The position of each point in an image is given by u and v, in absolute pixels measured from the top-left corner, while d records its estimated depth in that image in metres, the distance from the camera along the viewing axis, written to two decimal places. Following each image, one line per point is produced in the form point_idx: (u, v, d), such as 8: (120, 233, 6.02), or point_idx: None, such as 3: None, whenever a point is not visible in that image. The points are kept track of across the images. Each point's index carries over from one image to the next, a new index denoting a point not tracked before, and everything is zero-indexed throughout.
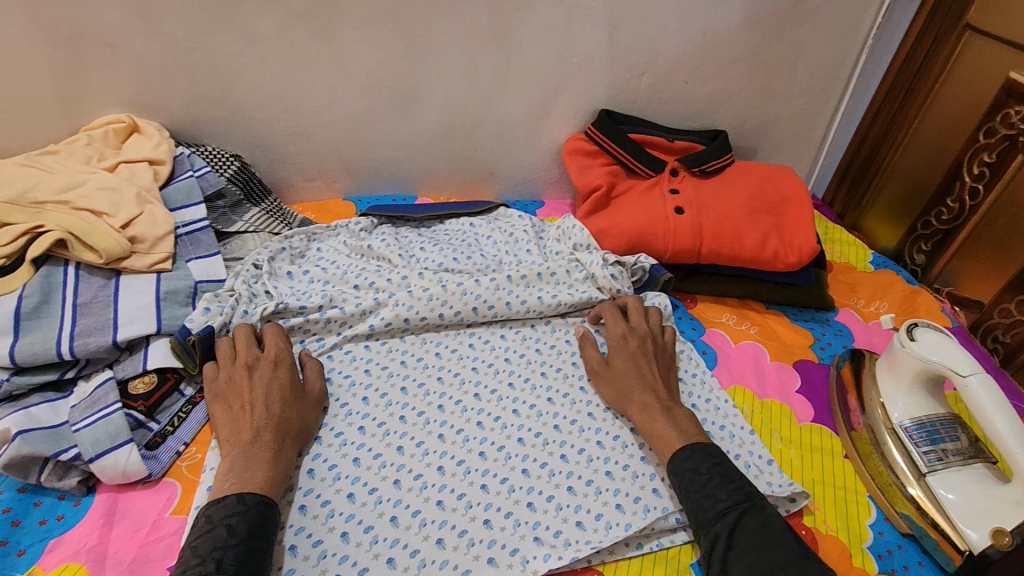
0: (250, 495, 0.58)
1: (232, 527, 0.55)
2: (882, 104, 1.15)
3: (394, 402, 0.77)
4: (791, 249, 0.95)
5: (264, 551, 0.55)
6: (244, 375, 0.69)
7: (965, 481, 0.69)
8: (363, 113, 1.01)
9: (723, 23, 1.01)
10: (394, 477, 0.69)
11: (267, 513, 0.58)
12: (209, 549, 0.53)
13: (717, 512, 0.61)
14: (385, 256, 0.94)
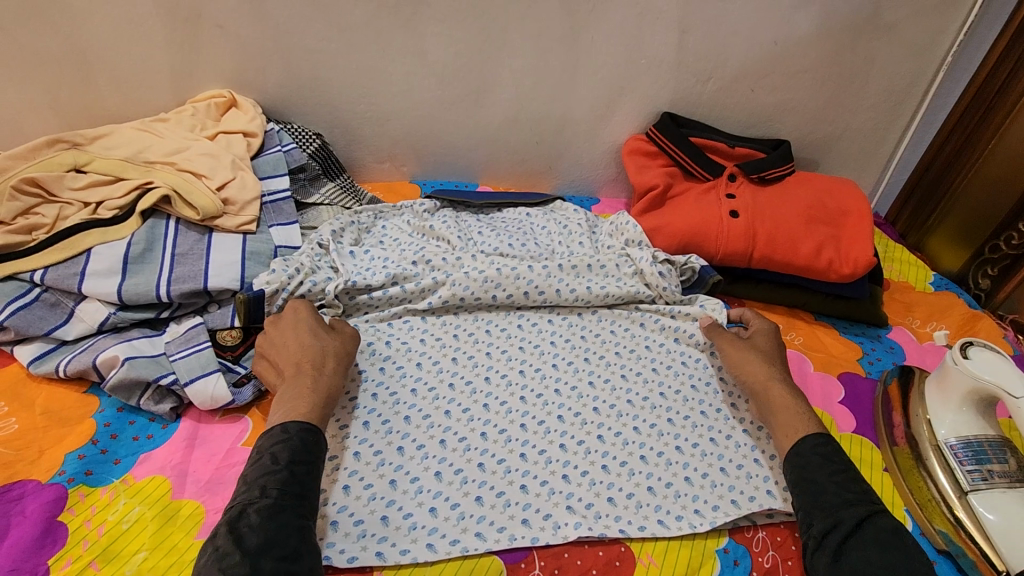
0: (292, 424, 0.62)
1: (274, 457, 0.59)
2: (957, 123, 1.11)
3: (445, 370, 0.82)
4: (846, 260, 0.95)
5: (308, 476, 0.59)
6: (271, 328, 0.76)
7: (1010, 503, 0.68)
8: (436, 102, 1.08)
9: (795, 33, 1.02)
10: (441, 437, 0.74)
11: (309, 439, 0.62)
12: (256, 476, 0.58)
13: (844, 501, 0.62)
14: (444, 237, 0.99)
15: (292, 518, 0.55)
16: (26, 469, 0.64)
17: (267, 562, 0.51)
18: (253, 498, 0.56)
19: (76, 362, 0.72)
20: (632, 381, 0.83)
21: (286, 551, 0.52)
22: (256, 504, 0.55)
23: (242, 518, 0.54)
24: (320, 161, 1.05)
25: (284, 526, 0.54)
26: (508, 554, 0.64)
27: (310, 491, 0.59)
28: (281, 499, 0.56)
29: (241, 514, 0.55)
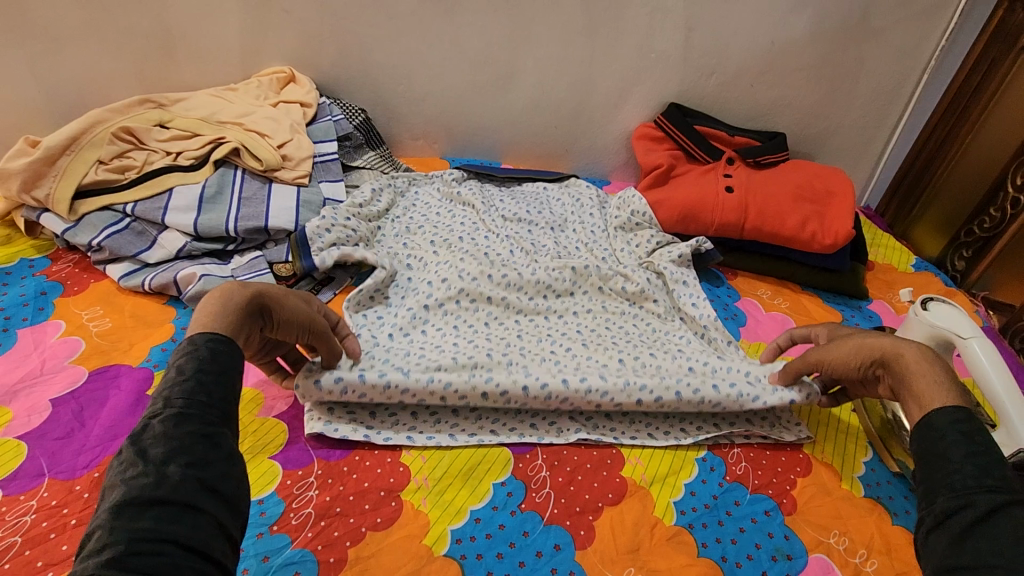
0: (200, 335, 0.51)
1: (179, 366, 0.48)
2: (938, 122, 1.21)
3: None
4: (829, 232, 1.05)
5: (221, 385, 0.49)
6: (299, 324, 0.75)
7: None
8: (468, 86, 1.21)
9: (791, 34, 1.15)
10: None
11: (220, 348, 0.51)
12: (159, 390, 0.47)
13: (978, 485, 0.47)
14: (469, 203, 1.13)
15: (200, 428, 0.45)
16: (119, 355, 0.77)
17: (174, 468, 0.42)
18: (155, 412, 0.45)
19: (159, 278, 0.85)
20: (642, 330, 0.93)
21: (192, 459, 0.43)
22: (157, 417, 0.45)
23: (142, 431, 0.44)
24: (363, 132, 1.18)
25: (191, 434, 0.44)
26: (516, 447, 0.75)
27: (224, 399, 0.48)
28: (183, 408, 0.45)
29: (142, 428, 0.44)
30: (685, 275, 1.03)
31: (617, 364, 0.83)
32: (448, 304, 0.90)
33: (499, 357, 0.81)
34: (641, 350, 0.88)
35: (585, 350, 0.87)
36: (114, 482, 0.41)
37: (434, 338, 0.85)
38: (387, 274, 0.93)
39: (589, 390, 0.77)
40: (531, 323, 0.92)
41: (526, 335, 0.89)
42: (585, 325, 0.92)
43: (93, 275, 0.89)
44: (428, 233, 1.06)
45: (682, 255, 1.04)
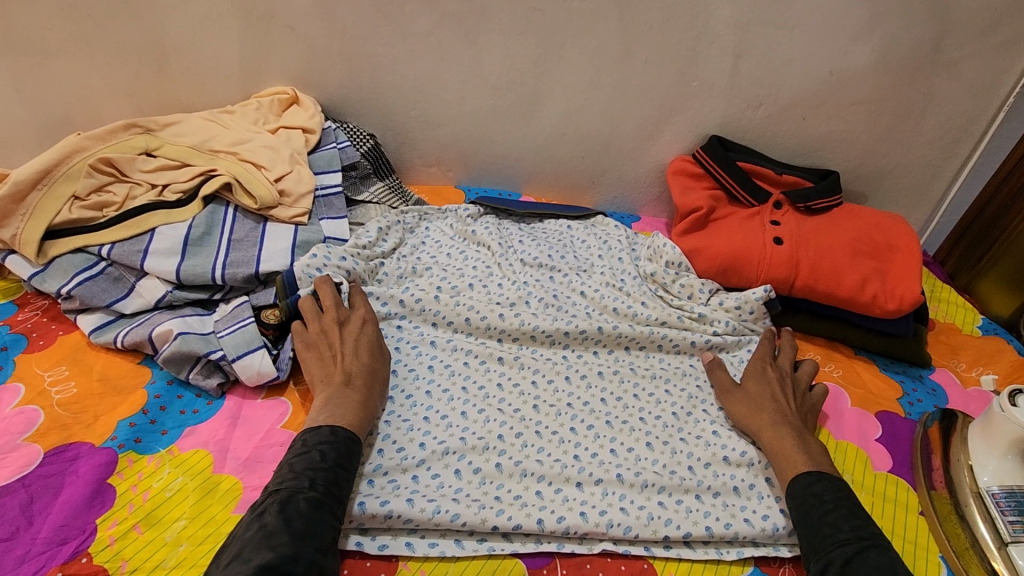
0: (339, 428, 0.66)
1: (323, 453, 0.62)
2: (1016, 166, 1.07)
3: (491, 368, 0.85)
4: (891, 296, 0.92)
5: (347, 478, 0.63)
6: (337, 328, 0.77)
7: None
8: (487, 111, 1.10)
9: (851, 65, 1.02)
10: (463, 411, 0.78)
11: (352, 448, 0.65)
12: (303, 468, 0.61)
13: (835, 541, 0.62)
14: (485, 243, 1.03)
15: (329, 515, 0.59)
16: (81, 431, 0.68)
17: (307, 549, 0.55)
18: (301, 486, 0.59)
19: (132, 335, 0.76)
20: (675, 397, 0.84)
21: (319, 546, 0.56)
22: (303, 491, 0.59)
23: (289, 504, 0.57)
24: (371, 160, 1.08)
25: (324, 520, 0.58)
26: (531, 559, 0.66)
27: (346, 492, 0.62)
28: (324, 496, 0.59)
29: (290, 500, 0.57)
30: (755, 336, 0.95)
31: (642, 450, 0.77)
32: (457, 367, 0.84)
33: (512, 442, 0.76)
34: (670, 431, 0.80)
35: (607, 428, 0.80)
36: (263, 548, 0.53)
37: (442, 409, 0.78)
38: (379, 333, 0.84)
39: (607, 493, 0.72)
40: (551, 388, 0.84)
41: (544, 406, 0.81)
42: (609, 391, 0.84)
43: (63, 326, 0.80)
44: (434, 278, 0.95)
45: (749, 309, 0.94)
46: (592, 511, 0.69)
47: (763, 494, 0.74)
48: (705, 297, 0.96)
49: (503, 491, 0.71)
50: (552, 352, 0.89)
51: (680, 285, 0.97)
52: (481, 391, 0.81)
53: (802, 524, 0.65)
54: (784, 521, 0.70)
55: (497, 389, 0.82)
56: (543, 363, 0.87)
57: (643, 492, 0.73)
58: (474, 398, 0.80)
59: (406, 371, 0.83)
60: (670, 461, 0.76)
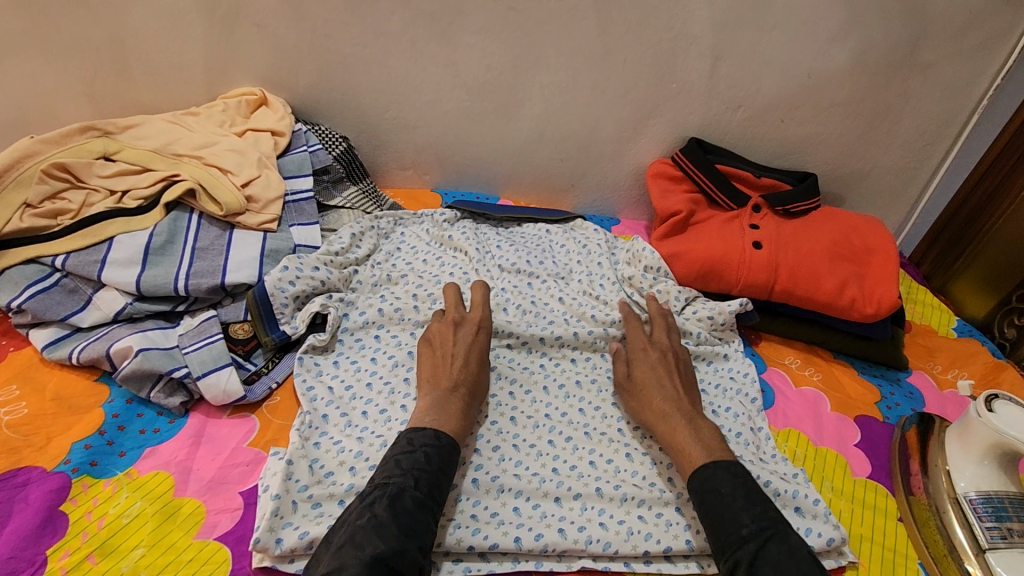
0: (443, 433, 0.66)
1: (428, 455, 0.63)
2: (988, 169, 1.09)
3: None
4: (869, 300, 0.92)
5: (447, 482, 0.63)
6: (452, 329, 0.79)
7: None
8: (464, 112, 1.08)
9: (829, 67, 1.01)
10: None
11: (454, 454, 0.66)
12: (410, 467, 0.62)
13: (739, 536, 0.60)
14: (462, 248, 1.01)
15: (429, 517, 0.59)
16: (32, 454, 0.64)
17: (409, 553, 0.55)
18: (407, 484, 0.60)
19: (89, 350, 0.72)
20: None
21: (418, 549, 0.56)
22: (409, 489, 0.60)
23: (396, 499, 0.58)
24: (344, 164, 1.04)
25: (424, 523, 0.58)
26: None
27: (444, 494, 0.63)
28: (427, 499, 0.60)
29: (398, 497, 0.58)
30: (726, 347, 0.95)
31: (620, 461, 0.76)
32: None
33: (489, 456, 0.73)
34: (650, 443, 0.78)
35: (585, 440, 0.78)
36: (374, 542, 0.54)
37: None
38: (326, 341, 0.81)
39: (586, 508, 0.71)
40: (528, 399, 0.82)
41: (521, 418, 0.79)
42: (588, 400, 0.83)
43: (14, 341, 0.76)
44: (410, 286, 0.93)
45: (722, 321, 0.94)
46: (571, 528, 0.68)
47: None
48: (679, 306, 0.96)
49: (480, 508, 0.68)
50: (529, 361, 0.87)
51: (657, 291, 0.97)
52: None
53: (706, 515, 0.64)
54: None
55: None
56: (520, 372, 0.85)
57: (623, 505, 0.71)
58: None
59: (381, 383, 0.79)
60: (650, 473, 0.75)
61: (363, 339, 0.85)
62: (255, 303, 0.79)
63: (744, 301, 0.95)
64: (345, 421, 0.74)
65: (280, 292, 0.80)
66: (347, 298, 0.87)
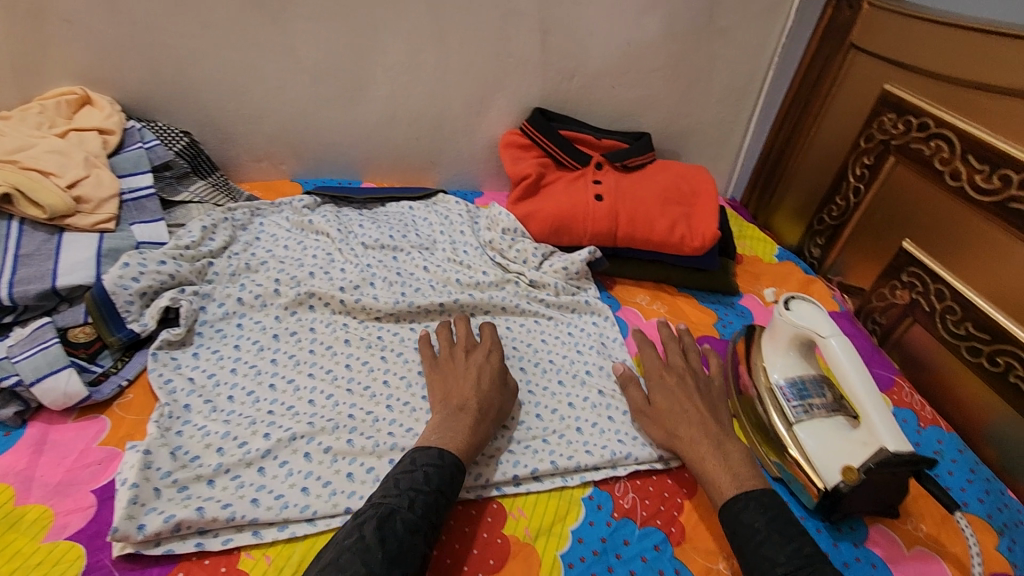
0: (447, 453, 0.66)
1: (427, 475, 0.63)
2: (787, 113, 1.25)
3: (338, 352, 0.84)
4: (695, 234, 1.04)
5: (447, 505, 0.62)
6: (462, 357, 0.79)
7: (826, 428, 0.77)
8: (311, 98, 1.08)
9: (644, 35, 1.13)
10: (308, 398, 0.77)
11: (456, 476, 0.65)
12: (408, 486, 0.61)
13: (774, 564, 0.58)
14: (324, 231, 1.02)
15: (422, 542, 0.58)
16: None
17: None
18: (402, 506, 0.59)
19: None
20: (523, 351, 0.91)
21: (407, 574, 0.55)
22: (402, 511, 0.59)
23: (386, 521, 0.58)
24: (189, 159, 1.03)
25: (417, 546, 0.57)
26: None
27: (442, 517, 0.62)
28: (422, 521, 0.59)
29: (391, 516, 0.58)
30: (584, 294, 1.03)
31: None
32: (303, 356, 0.82)
33: (364, 419, 0.75)
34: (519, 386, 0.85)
35: None
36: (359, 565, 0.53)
37: (287, 400, 0.76)
38: (183, 333, 0.80)
39: None
40: (401, 360, 0.85)
41: (394, 380, 0.82)
42: None
43: None
44: (272, 272, 0.93)
45: (576, 270, 1.02)
46: (519, 451, 0.76)
47: (604, 429, 0.81)
48: (537, 261, 1.03)
49: (356, 466, 0.70)
50: (399, 327, 0.90)
51: (516, 250, 1.03)
52: (329, 374, 0.81)
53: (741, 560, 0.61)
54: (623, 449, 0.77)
55: (345, 370, 0.81)
56: (391, 339, 0.88)
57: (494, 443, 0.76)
58: (320, 384, 0.79)
59: (247, 367, 0.79)
60: (519, 412, 0.81)
61: (225, 329, 0.84)
62: (94, 305, 0.76)
63: (595, 248, 1.04)
64: (209, 407, 0.73)
65: (125, 289, 0.78)
66: (203, 291, 0.86)
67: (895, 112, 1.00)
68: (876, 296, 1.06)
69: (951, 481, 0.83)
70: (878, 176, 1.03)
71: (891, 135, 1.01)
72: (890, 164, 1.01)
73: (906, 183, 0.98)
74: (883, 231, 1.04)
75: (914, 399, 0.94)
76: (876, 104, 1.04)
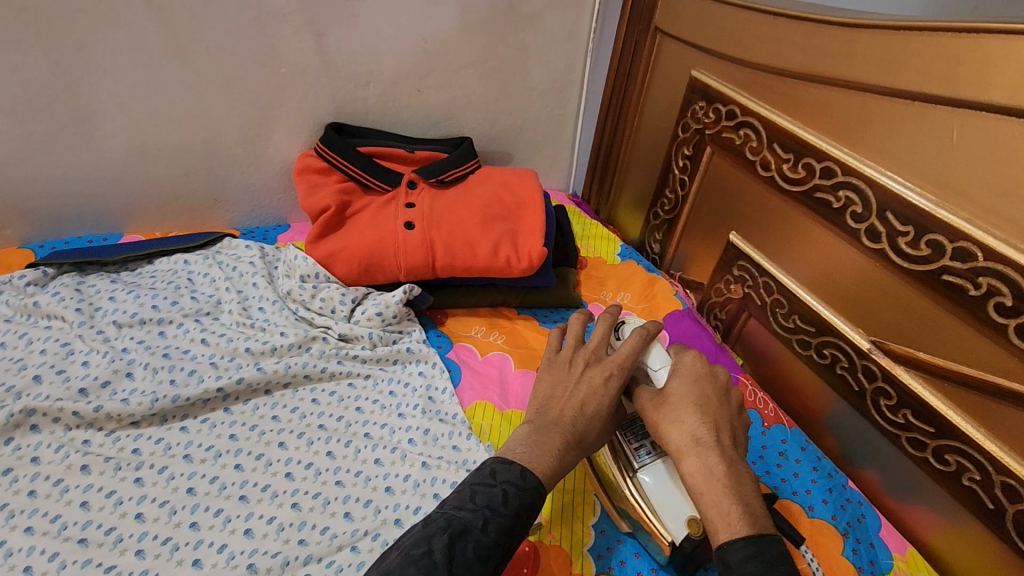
0: (530, 473, 0.58)
1: (506, 496, 0.56)
2: (611, 102, 1.18)
3: (72, 488, 0.64)
4: (522, 253, 0.93)
5: (522, 533, 0.56)
6: (583, 366, 0.66)
7: (669, 470, 0.66)
8: (18, 141, 0.86)
9: (441, 29, 0.99)
10: (19, 567, 0.57)
11: (537, 502, 0.57)
12: (485, 504, 0.55)
13: None
14: (57, 314, 0.79)
15: (489, 571, 0.52)
16: None
17: None
18: (475, 526, 0.53)
19: None
20: (332, 430, 0.75)
21: None
22: (475, 532, 0.53)
23: (459, 541, 0.52)
24: None
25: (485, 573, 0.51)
26: None
27: (515, 545, 0.56)
28: (494, 548, 0.53)
29: (462, 535, 0.52)
30: (406, 339, 0.89)
31: (285, 516, 0.65)
32: (17, 505, 0.62)
33: None
34: (324, 479, 0.69)
35: (241, 507, 0.65)
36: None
37: None
38: None
39: None
40: (162, 479, 0.66)
41: (151, 511, 0.63)
42: (246, 452, 0.71)
43: None
44: None
45: (393, 314, 0.87)
46: None
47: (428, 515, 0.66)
48: (347, 309, 0.87)
49: None
50: (164, 431, 0.72)
51: (320, 299, 0.87)
52: (55, 524, 0.61)
53: None
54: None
55: (80, 512, 0.62)
56: (152, 451, 0.69)
57: (284, 571, 0.60)
58: (40, 543, 0.59)
59: None
60: (321, 516, 0.65)
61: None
62: None
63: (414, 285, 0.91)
64: None
65: None
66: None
67: (704, 100, 0.94)
68: (714, 290, 1.02)
69: (795, 485, 0.81)
70: (698, 168, 0.98)
71: (704, 125, 0.96)
72: (707, 154, 0.96)
73: (724, 173, 0.94)
74: (713, 223, 0.99)
75: (758, 398, 0.91)
76: (686, 92, 0.98)
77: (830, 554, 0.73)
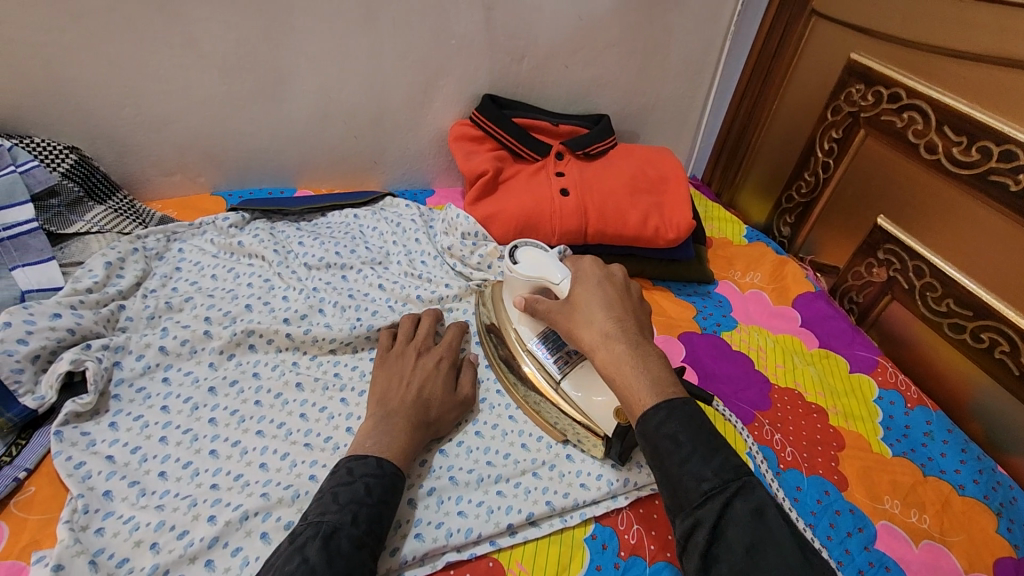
0: (387, 462, 0.61)
1: (368, 487, 0.57)
2: (748, 86, 1.20)
3: (290, 401, 0.73)
4: (670, 225, 0.97)
5: (390, 519, 0.58)
6: (412, 358, 0.74)
7: (586, 376, 0.70)
8: (222, 98, 0.95)
9: (596, 9, 1.03)
10: (259, 461, 0.65)
11: (399, 485, 0.60)
12: (348, 500, 0.55)
13: (700, 492, 0.48)
14: (257, 253, 0.89)
15: (369, 559, 0.53)
16: None
17: None
18: (345, 522, 0.53)
19: None
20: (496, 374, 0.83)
21: None
22: (347, 526, 0.53)
23: (331, 539, 0.51)
24: (79, 179, 0.89)
25: (354, 559, 0.51)
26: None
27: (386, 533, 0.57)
28: (368, 535, 0.54)
29: (333, 533, 0.52)
30: None
31: (472, 441, 0.73)
32: (247, 411, 0.70)
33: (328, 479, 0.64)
34: (499, 413, 0.77)
35: None
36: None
37: (234, 468, 0.64)
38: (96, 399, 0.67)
39: (443, 501, 0.66)
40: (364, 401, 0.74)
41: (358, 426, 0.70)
42: None
43: None
44: (199, 309, 0.79)
45: None
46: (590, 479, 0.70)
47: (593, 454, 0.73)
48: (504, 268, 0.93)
49: None
50: (357, 360, 0.79)
51: (480, 256, 0.93)
52: (281, 429, 0.69)
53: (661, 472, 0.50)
54: (617, 474, 0.70)
55: (300, 421, 0.70)
56: (350, 376, 0.77)
57: (480, 486, 0.69)
58: (272, 444, 0.67)
59: (180, 433, 0.67)
60: (503, 445, 0.74)
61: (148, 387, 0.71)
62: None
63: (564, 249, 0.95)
64: (137, 491, 0.61)
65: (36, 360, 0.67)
66: (114, 343, 0.72)
67: (862, 82, 0.96)
68: (851, 274, 1.04)
69: (944, 464, 0.81)
70: (847, 150, 1.00)
71: (859, 108, 0.97)
72: (860, 136, 0.97)
73: (878, 156, 0.95)
74: (857, 206, 1.00)
75: (900, 380, 0.92)
76: (842, 74, 1.00)
77: (986, 531, 0.74)
